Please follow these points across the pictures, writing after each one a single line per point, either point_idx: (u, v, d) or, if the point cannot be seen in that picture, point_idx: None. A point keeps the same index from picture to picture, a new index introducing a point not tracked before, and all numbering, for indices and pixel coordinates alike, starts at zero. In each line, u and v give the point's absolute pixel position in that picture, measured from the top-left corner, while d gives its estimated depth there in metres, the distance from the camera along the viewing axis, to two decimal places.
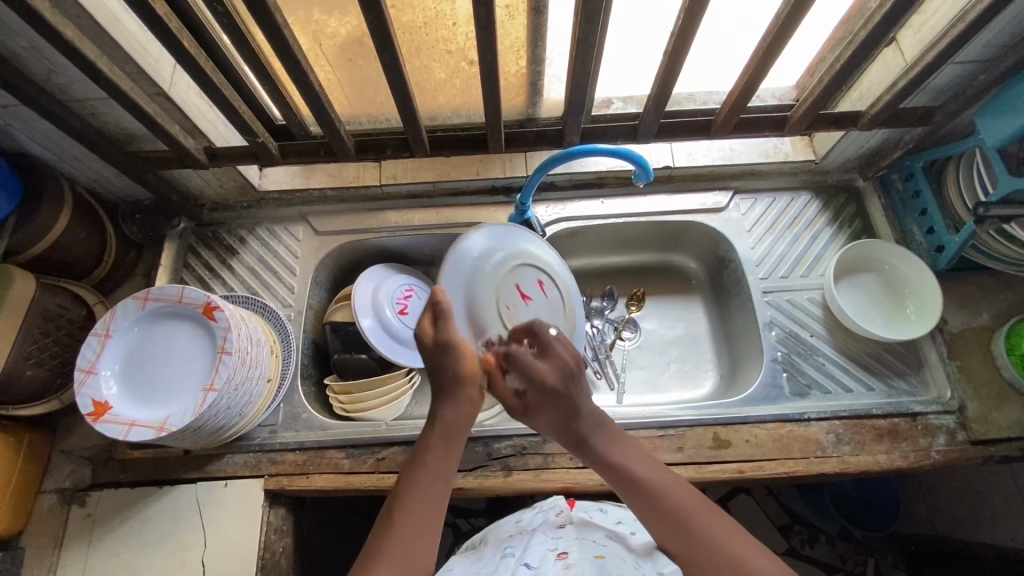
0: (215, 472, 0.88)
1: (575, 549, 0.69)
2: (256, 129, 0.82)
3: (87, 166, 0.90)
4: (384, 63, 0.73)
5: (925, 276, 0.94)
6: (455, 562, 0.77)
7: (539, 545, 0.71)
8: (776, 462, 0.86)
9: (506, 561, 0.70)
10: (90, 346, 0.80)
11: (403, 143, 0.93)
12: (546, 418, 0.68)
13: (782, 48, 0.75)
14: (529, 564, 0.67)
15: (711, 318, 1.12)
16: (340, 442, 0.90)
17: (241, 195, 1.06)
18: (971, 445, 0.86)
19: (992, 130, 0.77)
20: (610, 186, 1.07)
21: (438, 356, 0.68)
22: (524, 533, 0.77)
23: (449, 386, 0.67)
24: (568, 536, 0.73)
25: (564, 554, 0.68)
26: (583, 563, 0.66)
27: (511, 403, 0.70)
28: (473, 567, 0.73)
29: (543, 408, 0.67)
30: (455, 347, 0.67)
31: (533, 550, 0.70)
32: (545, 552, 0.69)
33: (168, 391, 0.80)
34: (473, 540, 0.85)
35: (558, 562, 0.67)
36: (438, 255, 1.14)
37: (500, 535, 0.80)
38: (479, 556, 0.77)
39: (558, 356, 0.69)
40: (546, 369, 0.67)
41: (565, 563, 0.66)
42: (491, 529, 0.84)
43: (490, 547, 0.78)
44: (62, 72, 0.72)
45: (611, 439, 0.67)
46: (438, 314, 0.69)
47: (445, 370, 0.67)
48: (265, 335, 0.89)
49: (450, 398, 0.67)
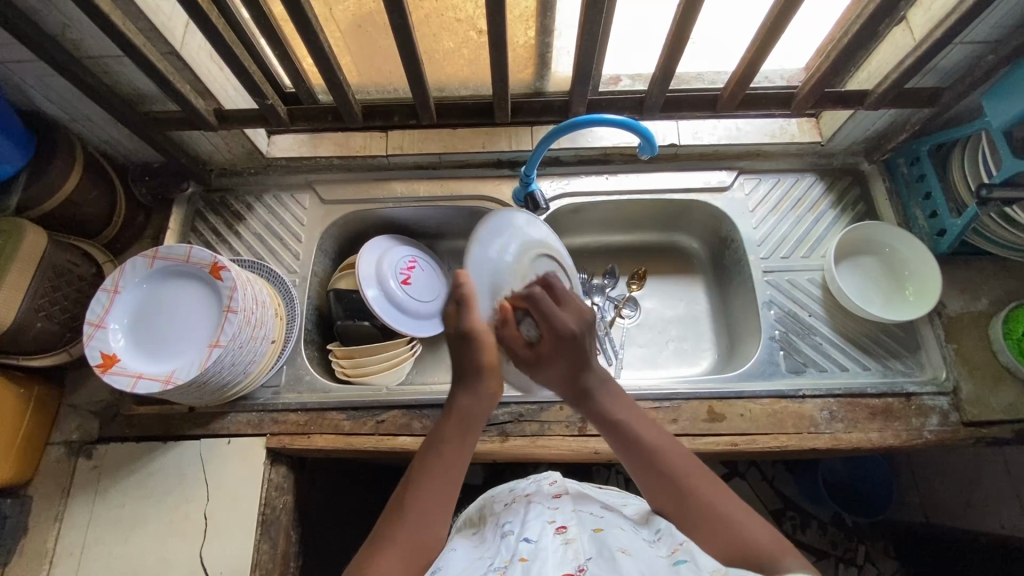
0: (218, 430, 0.90)
1: (573, 522, 0.65)
2: (265, 91, 0.83)
3: (98, 125, 0.91)
4: (393, 27, 0.73)
5: (925, 259, 0.94)
6: (455, 542, 0.72)
7: (537, 519, 0.66)
8: (769, 436, 0.87)
9: (506, 540, 0.64)
10: (98, 301, 0.81)
11: (410, 111, 0.94)
12: (557, 375, 0.71)
13: (791, 19, 0.74)
14: (528, 538, 0.62)
15: (711, 298, 1.13)
16: (341, 405, 0.92)
17: (249, 161, 1.07)
18: (964, 427, 0.87)
19: (998, 112, 0.77)
20: (615, 163, 1.07)
21: (460, 345, 0.68)
22: (520, 505, 0.72)
23: (466, 376, 0.69)
24: (565, 508, 0.69)
25: (564, 527, 0.64)
26: (583, 538, 0.62)
27: (524, 354, 0.71)
28: (475, 549, 0.68)
29: (559, 350, 0.70)
30: (480, 341, 0.67)
31: (532, 525, 0.64)
32: (543, 526, 0.64)
33: (174, 346, 0.82)
34: (470, 515, 0.80)
35: (558, 536, 0.62)
36: (441, 228, 1.15)
37: (496, 512, 0.75)
38: (480, 537, 0.71)
39: (572, 309, 0.73)
40: (563, 320, 0.70)
41: (566, 538, 0.61)
42: (488, 502, 0.79)
43: (490, 526, 0.72)
44: (77, 28, 0.73)
45: (614, 397, 0.71)
46: (461, 300, 0.68)
47: (469, 360, 0.68)
48: (270, 298, 0.91)
49: (467, 387, 0.69)
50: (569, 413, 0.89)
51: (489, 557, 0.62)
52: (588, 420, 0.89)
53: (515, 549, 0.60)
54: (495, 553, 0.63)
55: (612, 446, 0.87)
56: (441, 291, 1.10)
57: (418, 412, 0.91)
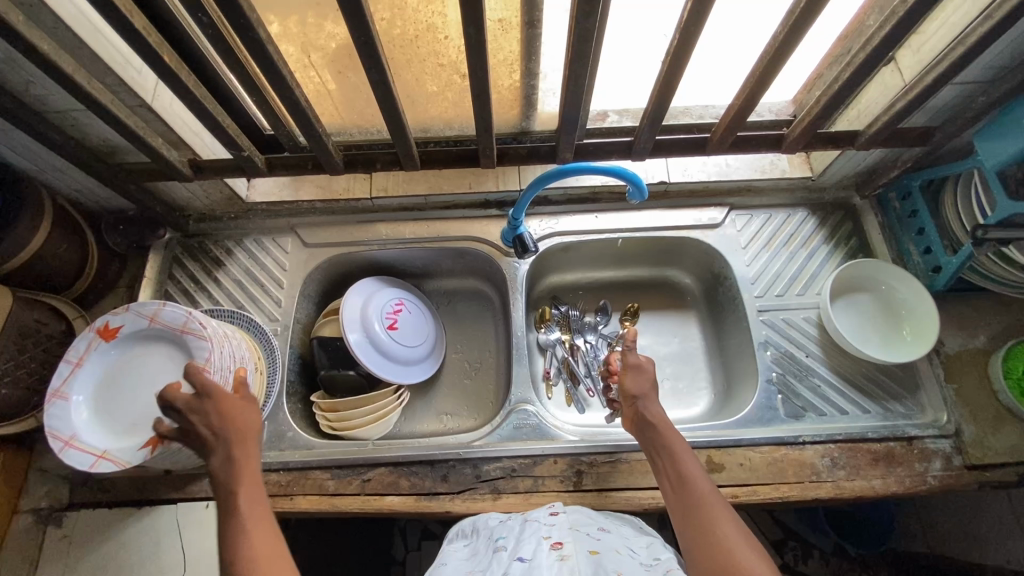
0: (196, 493, 0.86)
1: (569, 540, 0.67)
2: (241, 143, 0.79)
3: (69, 175, 0.88)
4: (373, 83, 0.68)
5: (922, 298, 0.92)
6: (446, 555, 0.73)
7: (532, 535, 0.68)
8: (771, 487, 0.84)
9: (498, 555, 0.65)
10: (58, 373, 0.77)
11: (393, 158, 0.90)
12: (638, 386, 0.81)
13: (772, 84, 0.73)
14: (522, 557, 0.63)
15: (706, 335, 1.10)
16: (325, 463, 0.87)
17: (228, 206, 1.04)
18: (967, 470, 0.85)
19: (991, 152, 0.76)
20: (603, 201, 1.05)
21: (236, 407, 0.67)
22: (515, 522, 0.74)
23: (234, 434, 0.65)
24: (562, 525, 0.71)
25: (559, 543, 0.66)
26: (578, 556, 0.63)
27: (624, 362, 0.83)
28: (466, 562, 0.69)
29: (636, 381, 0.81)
30: (246, 403, 0.69)
31: (525, 542, 0.66)
32: (538, 542, 0.66)
33: (148, 406, 0.79)
34: (463, 526, 0.79)
35: (553, 552, 0.64)
36: (429, 268, 1.12)
37: (489, 528, 0.75)
38: (472, 549, 0.72)
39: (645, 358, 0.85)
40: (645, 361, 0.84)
41: (561, 555, 0.63)
42: (483, 516, 0.79)
43: (483, 538, 0.74)
44: (40, 84, 0.69)
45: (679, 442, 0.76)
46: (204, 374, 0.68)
47: (239, 418, 0.67)
48: (250, 352, 0.87)
49: (239, 446, 0.65)
50: (563, 467, 0.86)
51: (480, 571, 0.64)
52: (584, 474, 0.85)
53: (508, 566, 0.62)
54: (487, 567, 0.64)
55: (609, 502, 0.83)
56: (429, 332, 1.07)
57: (405, 470, 0.86)
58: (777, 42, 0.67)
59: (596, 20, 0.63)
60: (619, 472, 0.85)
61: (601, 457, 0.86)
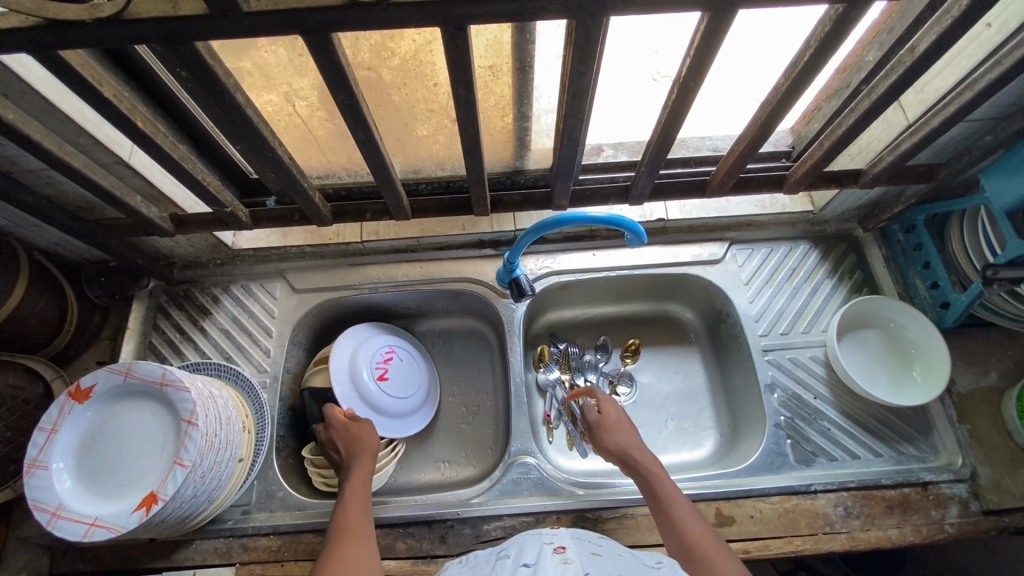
0: (181, 561, 0.83)
1: (572, 546, 0.58)
2: (223, 200, 0.76)
3: (46, 231, 0.84)
4: (358, 140, 0.66)
5: (932, 338, 0.89)
6: None
7: (534, 542, 0.59)
8: (782, 540, 0.81)
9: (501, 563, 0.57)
10: (34, 442, 0.73)
11: (383, 208, 0.87)
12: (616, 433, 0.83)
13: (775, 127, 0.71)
14: (526, 563, 0.54)
15: (709, 372, 1.07)
16: (317, 526, 0.84)
17: (215, 253, 1.01)
18: (986, 516, 0.82)
19: (998, 192, 0.74)
20: (600, 238, 1.03)
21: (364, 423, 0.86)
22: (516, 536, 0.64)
23: (358, 446, 0.82)
24: (563, 532, 0.62)
25: (562, 547, 0.57)
26: (582, 559, 0.55)
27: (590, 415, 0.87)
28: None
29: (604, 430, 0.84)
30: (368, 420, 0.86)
31: (528, 549, 0.58)
32: (542, 546, 0.57)
33: (130, 467, 0.74)
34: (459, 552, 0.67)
35: (555, 556, 0.55)
36: (422, 308, 1.09)
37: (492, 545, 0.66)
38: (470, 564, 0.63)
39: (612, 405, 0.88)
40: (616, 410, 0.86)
41: (564, 557, 0.54)
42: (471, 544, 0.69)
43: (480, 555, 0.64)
44: (10, 147, 0.66)
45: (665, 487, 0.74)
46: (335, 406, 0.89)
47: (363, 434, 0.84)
48: (237, 410, 0.83)
49: (357, 457, 0.81)
50: (566, 524, 0.83)
51: None
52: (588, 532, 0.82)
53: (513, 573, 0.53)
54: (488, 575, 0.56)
55: None
56: (421, 380, 1.04)
57: (401, 532, 0.82)
58: (779, 90, 0.65)
59: (592, 78, 0.60)
60: (624, 528, 0.82)
61: (606, 512, 0.83)
